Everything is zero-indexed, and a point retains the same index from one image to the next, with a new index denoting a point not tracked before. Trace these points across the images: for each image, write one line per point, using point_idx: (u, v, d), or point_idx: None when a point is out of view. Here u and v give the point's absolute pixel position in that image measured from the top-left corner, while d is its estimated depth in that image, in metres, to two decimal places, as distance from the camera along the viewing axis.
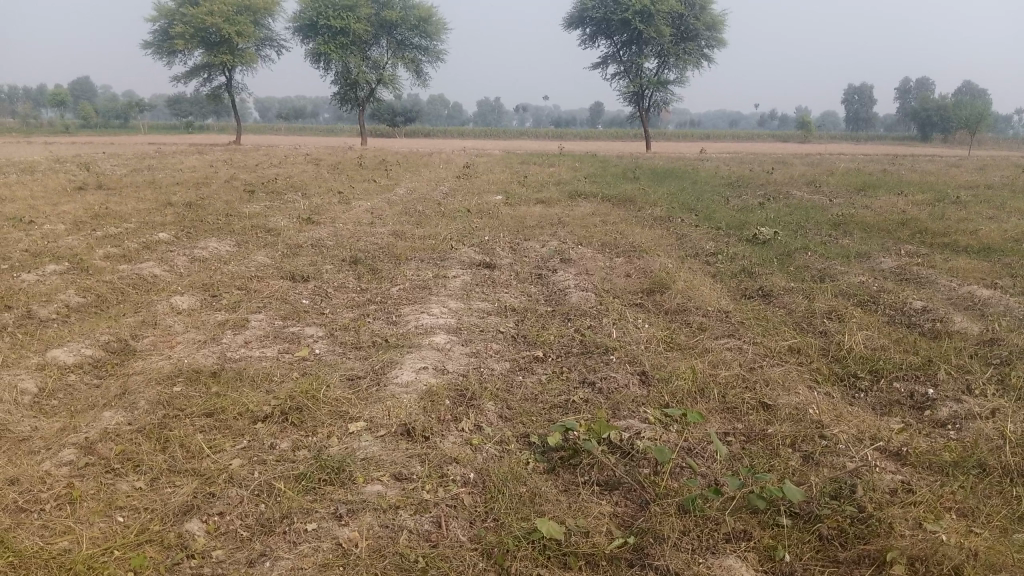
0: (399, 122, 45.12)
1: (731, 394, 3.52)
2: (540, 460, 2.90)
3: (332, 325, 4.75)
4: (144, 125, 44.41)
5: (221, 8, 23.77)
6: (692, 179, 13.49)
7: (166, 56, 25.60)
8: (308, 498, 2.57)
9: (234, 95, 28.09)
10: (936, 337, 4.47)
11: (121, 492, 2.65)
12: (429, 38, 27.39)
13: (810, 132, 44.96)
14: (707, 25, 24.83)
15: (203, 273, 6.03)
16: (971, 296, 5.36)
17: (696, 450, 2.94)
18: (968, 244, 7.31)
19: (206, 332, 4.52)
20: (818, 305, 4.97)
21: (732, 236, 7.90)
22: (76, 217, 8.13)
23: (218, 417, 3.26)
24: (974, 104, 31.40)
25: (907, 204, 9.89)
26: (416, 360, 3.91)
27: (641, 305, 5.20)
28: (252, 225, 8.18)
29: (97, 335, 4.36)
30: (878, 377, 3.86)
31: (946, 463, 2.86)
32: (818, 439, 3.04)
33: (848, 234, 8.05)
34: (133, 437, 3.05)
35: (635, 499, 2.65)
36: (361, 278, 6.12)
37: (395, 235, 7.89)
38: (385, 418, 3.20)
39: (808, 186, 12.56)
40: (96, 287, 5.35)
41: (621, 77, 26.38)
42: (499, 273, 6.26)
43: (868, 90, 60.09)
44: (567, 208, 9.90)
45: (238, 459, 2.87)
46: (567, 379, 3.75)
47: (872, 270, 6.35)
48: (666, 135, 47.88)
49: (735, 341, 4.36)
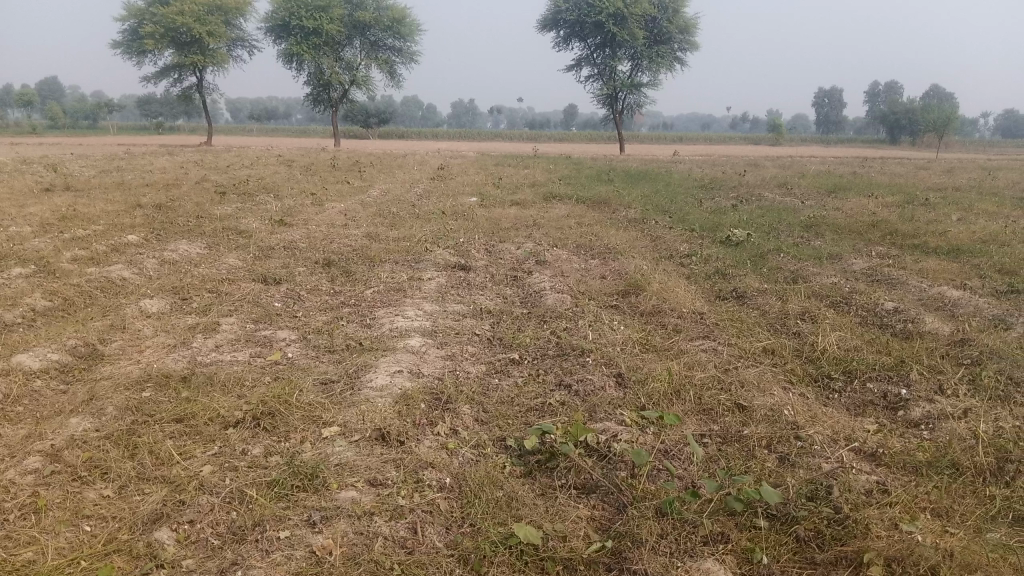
0: (372, 123, 44.91)
1: (707, 396, 3.52)
2: (517, 464, 2.88)
3: (305, 328, 4.70)
4: (113, 126, 43.81)
5: (191, 8, 23.51)
6: (666, 180, 13.55)
7: (136, 55, 25.26)
8: (280, 505, 2.53)
9: (205, 96, 27.79)
10: (908, 337, 4.51)
11: (88, 501, 2.59)
12: (402, 39, 27.30)
13: (781, 134, 45.40)
14: (680, 28, 24.99)
15: (173, 276, 5.94)
16: (941, 297, 5.42)
17: (673, 452, 2.94)
18: (938, 245, 7.40)
19: (176, 336, 4.45)
20: (792, 307, 5.00)
21: (706, 237, 7.93)
22: (43, 219, 7.98)
23: (188, 422, 3.20)
24: (941, 108, 31.93)
25: (877, 206, 10.00)
26: (390, 363, 3.87)
27: (616, 306, 5.20)
28: (223, 227, 8.09)
29: (64, 340, 4.27)
30: (852, 377, 3.88)
31: (920, 463, 2.87)
32: (793, 440, 3.05)
33: (819, 236, 8.12)
34: (101, 443, 2.98)
35: (612, 502, 2.63)
36: (335, 281, 6.07)
37: (369, 237, 7.84)
38: (359, 423, 3.16)
39: (780, 188, 12.67)
40: (63, 291, 5.25)
41: (594, 79, 26.46)
42: (474, 275, 6.24)
43: (838, 94, 60.82)
44: (542, 210, 9.90)
45: (209, 466, 2.82)
46: (543, 382, 3.73)
47: (844, 271, 6.40)
48: (639, 137, 48.15)
49: (710, 343, 4.37)
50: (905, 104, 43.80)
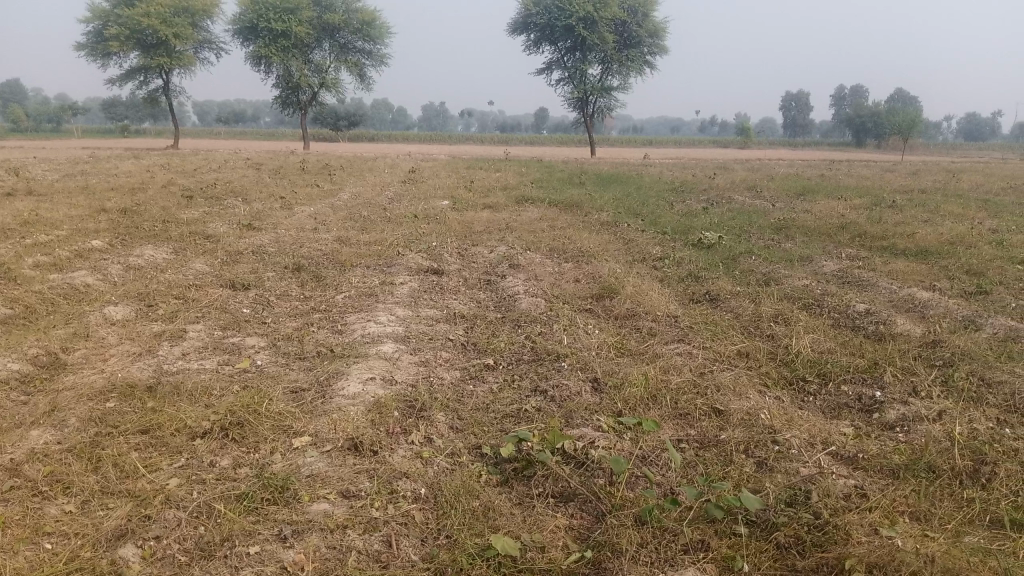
0: (342, 126, 44.66)
1: (684, 400, 3.49)
2: (493, 472, 2.83)
3: (275, 335, 4.61)
4: (78, 129, 43.07)
5: (157, 10, 23.18)
6: (637, 184, 13.57)
7: (100, 57, 24.83)
8: (250, 519, 2.45)
9: (171, 98, 27.41)
10: (880, 339, 4.53)
11: (48, 517, 2.49)
12: (372, 42, 27.17)
13: (750, 137, 45.91)
14: (649, 32, 25.12)
15: (139, 282, 5.82)
16: (912, 298, 5.46)
17: (651, 458, 2.90)
18: (906, 247, 7.46)
19: (142, 344, 4.34)
20: (765, 310, 5.00)
21: (678, 240, 7.94)
22: (4, 224, 7.79)
23: (154, 433, 3.11)
24: (905, 112, 32.37)
25: (846, 209, 10.08)
26: (363, 370, 3.80)
27: (590, 310, 5.17)
28: (190, 231, 7.94)
29: (25, 349, 4.14)
30: (826, 380, 3.88)
31: (897, 467, 2.87)
32: (771, 444, 3.03)
33: (790, 238, 8.16)
34: (63, 457, 2.88)
35: (590, 511, 2.59)
36: (305, 286, 5.97)
37: (339, 241, 7.73)
38: (331, 433, 3.09)
39: (750, 191, 12.74)
40: (24, 298, 5.10)
41: (564, 82, 26.50)
42: (447, 279, 6.18)
43: (805, 98, 61.58)
44: (514, 213, 9.85)
45: (176, 478, 2.74)
46: (518, 388, 3.68)
47: (816, 274, 6.43)
48: (609, 140, 48.26)
49: (685, 346, 4.35)
50: (870, 107, 44.45)
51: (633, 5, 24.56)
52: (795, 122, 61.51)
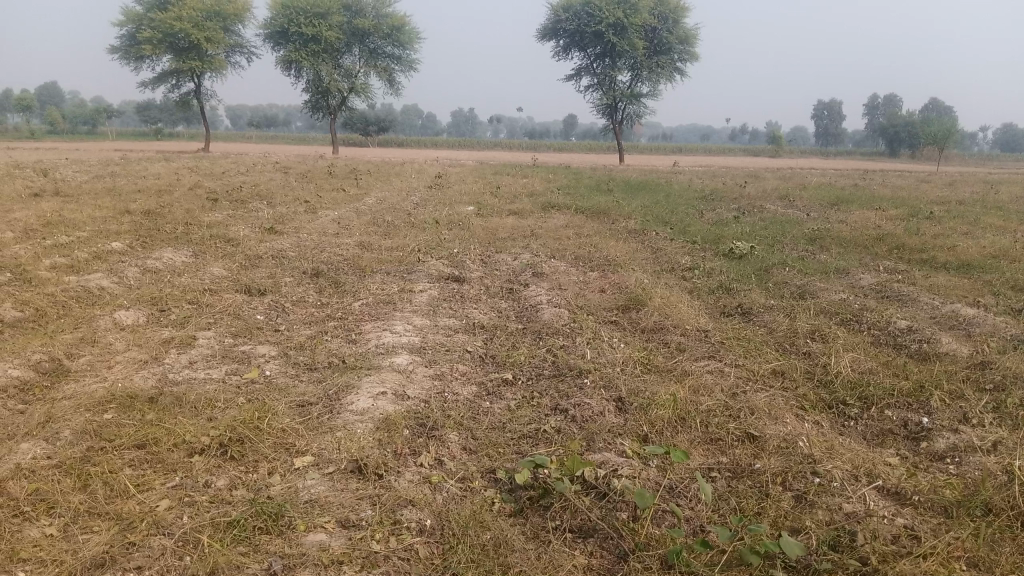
0: (372, 131, 44.77)
1: (715, 424, 3.25)
2: (507, 500, 2.62)
3: (287, 344, 4.42)
4: (113, 132, 43.61)
5: (190, 14, 23.26)
6: (667, 191, 13.29)
7: (133, 60, 25.03)
8: (237, 550, 2.25)
9: (202, 101, 27.53)
10: (924, 359, 4.25)
11: (27, 541, 2.30)
12: (402, 47, 27.12)
13: (781, 144, 45.55)
14: (679, 39, 24.85)
15: (154, 285, 5.68)
16: (955, 315, 5.16)
17: (680, 490, 2.67)
18: (948, 261, 7.13)
19: (149, 351, 4.18)
20: (801, 325, 4.73)
21: (708, 250, 7.68)
22: (27, 225, 7.72)
23: (150, 449, 2.93)
24: (942, 121, 31.60)
25: (882, 220, 9.74)
26: (373, 384, 3.60)
27: (616, 322, 4.94)
28: (211, 234, 7.82)
29: (29, 354, 3.99)
30: (868, 404, 3.61)
31: (948, 503, 2.62)
32: (810, 476, 2.78)
33: (824, 250, 7.87)
34: (51, 473, 2.71)
35: (612, 550, 2.37)
36: (323, 292, 5.81)
37: (361, 247, 7.57)
38: (335, 453, 2.90)
39: (783, 200, 12.46)
40: (34, 300, 4.97)
41: (594, 89, 26.25)
42: (469, 287, 5.98)
43: (837, 107, 60.83)
44: (540, 220, 9.64)
45: (167, 500, 2.55)
46: (537, 406, 3.47)
47: (853, 287, 6.14)
48: (638, 147, 47.86)
49: (716, 364, 4.10)
50: (905, 116, 43.67)
51: (664, 11, 24.35)
52: (828, 131, 60.64)
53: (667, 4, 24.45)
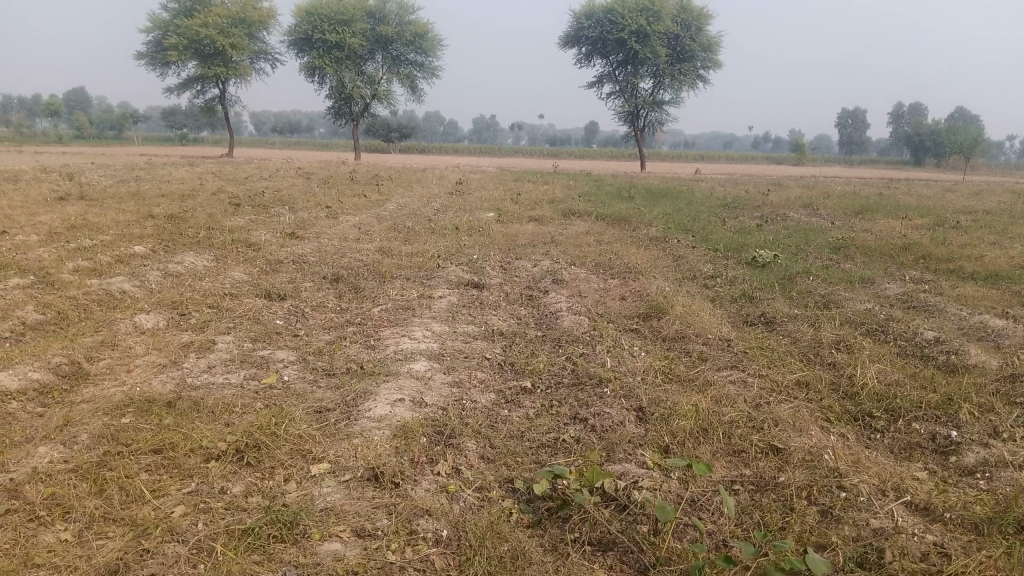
0: (393, 138, 44.95)
1: (738, 436, 3.19)
2: (525, 511, 2.58)
3: (305, 349, 4.41)
4: (138, 137, 44.12)
5: (216, 21, 23.48)
6: (688, 198, 13.22)
7: (159, 67, 25.30)
8: (252, 559, 2.22)
9: (227, 107, 27.77)
10: (952, 371, 4.16)
11: (41, 547, 2.29)
12: (424, 54, 27.22)
13: (805, 152, 45.24)
14: (702, 46, 24.72)
15: (174, 289, 5.69)
16: (984, 326, 5.06)
17: (702, 503, 2.61)
18: (975, 270, 7.02)
19: (168, 355, 4.18)
20: (826, 335, 4.65)
21: (730, 258, 7.60)
22: (52, 228, 7.79)
23: (167, 454, 2.92)
24: (968, 130, 31.21)
25: (908, 228, 9.61)
26: (391, 390, 3.57)
27: (636, 330, 4.88)
28: (233, 238, 7.85)
29: (49, 357, 4.00)
30: (895, 417, 3.53)
31: (979, 520, 2.54)
32: (836, 490, 2.71)
33: (849, 258, 7.77)
34: (67, 478, 2.69)
35: (632, 564, 2.32)
36: (342, 297, 5.80)
37: (381, 252, 7.57)
38: (351, 460, 2.87)
39: (806, 208, 12.34)
40: (56, 303, 4.99)
41: (616, 96, 26.17)
42: (488, 293, 5.95)
43: (861, 114, 60.33)
44: (561, 226, 9.60)
45: (182, 507, 2.53)
46: (556, 415, 3.42)
47: (878, 297, 6.05)
48: (660, 154, 47.70)
49: (739, 374, 4.04)
50: (930, 125, 43.22)
51: (687, 18, 24.25)
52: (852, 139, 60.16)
53: (690, 11, 24.37)
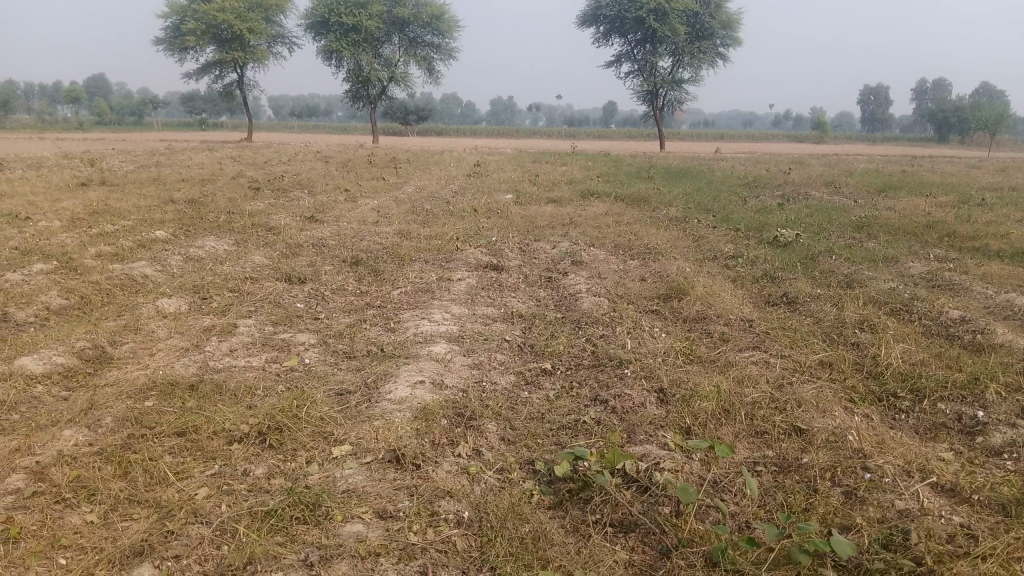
0: (411, 120, 44.88)
1: (761, 417, 3.17)
2: (546, 493, 2.58)
3: (326, 332, 4.42)
4: (158, 122, 44.31)
5: (232, 5, 23.46)
6: (708, 178, 13.09)
7: (177, 51, 25.35)
8: (275, 540, 2.24)
9: (245, 92, 27.80)
10: (977, 350, 4.10)
11: (67, 529, 2.31)
12: (441, 35, 27.08)
13: (827, 130, 44.69)
14: (722, 23, 24.39)
15: (196, 273, 5.72)
16: (1011, 305, 4.98)
17: (724, 485, 2.59)
18: (1001, 248, 6.90)
19: (190, 339, 4.20)
20: (849, 315, 4.59)
21: (751, 238, 7.53)
22: (74, 214, 7.85)
23: (190, 436, 2.93)
24: (994, 105, 30.68)
25: (932, 206, 9.46)
26: (411, 373, 3.57)
27: (657, 311, 4.85)
28: (253, 223, 7.88)
29: (73, 341, 4.03)
30: (920, 397, 3.49)
31: (1007, 502, 2.50)
32: (860, 471, 2.69)
33: (872, 237, 7.66)
34: (91, 460, 2.72)
35: (654, 545, 2.32)
36: (362, 280, 5.80)
37: (400, 235, 7.56)
38: (373, 442, 2.88)
39: (828, 186, 12.18)
40: (79, 288, 5.03)
41: (635, 75, 25.92)
42: (507, 275, 5.93)
43: (885, 92, 59.51)
44: (579, 207, 9.55)
45: (205, 489, 2.55)
46: (577, 397, 3.41)
47: (902, 276, 5.96)
48: (679, 134, 47.29)
49: (761, 354, 4.00)
50: (955, 101, 42.52)
51: None
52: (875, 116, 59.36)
53: None
